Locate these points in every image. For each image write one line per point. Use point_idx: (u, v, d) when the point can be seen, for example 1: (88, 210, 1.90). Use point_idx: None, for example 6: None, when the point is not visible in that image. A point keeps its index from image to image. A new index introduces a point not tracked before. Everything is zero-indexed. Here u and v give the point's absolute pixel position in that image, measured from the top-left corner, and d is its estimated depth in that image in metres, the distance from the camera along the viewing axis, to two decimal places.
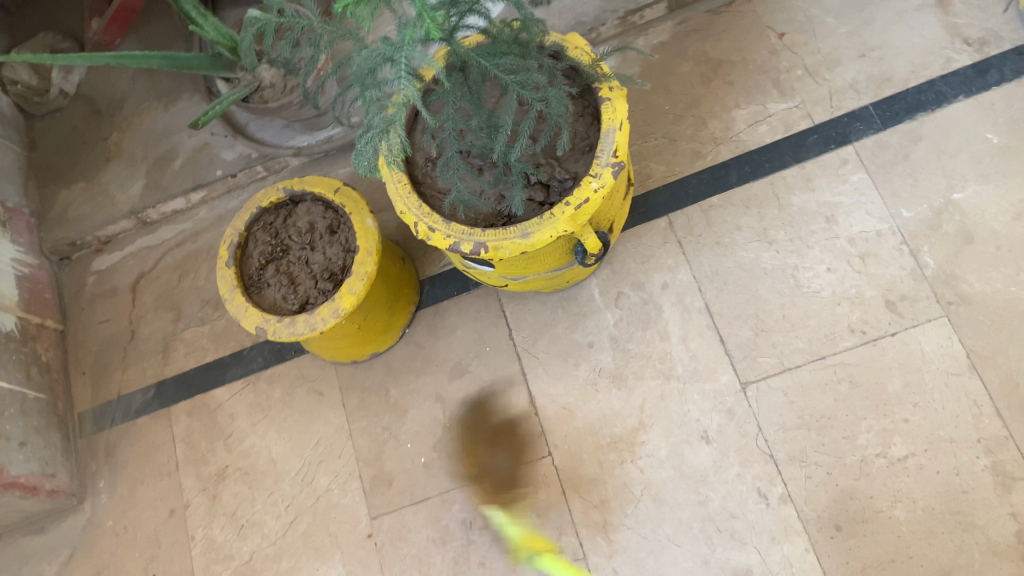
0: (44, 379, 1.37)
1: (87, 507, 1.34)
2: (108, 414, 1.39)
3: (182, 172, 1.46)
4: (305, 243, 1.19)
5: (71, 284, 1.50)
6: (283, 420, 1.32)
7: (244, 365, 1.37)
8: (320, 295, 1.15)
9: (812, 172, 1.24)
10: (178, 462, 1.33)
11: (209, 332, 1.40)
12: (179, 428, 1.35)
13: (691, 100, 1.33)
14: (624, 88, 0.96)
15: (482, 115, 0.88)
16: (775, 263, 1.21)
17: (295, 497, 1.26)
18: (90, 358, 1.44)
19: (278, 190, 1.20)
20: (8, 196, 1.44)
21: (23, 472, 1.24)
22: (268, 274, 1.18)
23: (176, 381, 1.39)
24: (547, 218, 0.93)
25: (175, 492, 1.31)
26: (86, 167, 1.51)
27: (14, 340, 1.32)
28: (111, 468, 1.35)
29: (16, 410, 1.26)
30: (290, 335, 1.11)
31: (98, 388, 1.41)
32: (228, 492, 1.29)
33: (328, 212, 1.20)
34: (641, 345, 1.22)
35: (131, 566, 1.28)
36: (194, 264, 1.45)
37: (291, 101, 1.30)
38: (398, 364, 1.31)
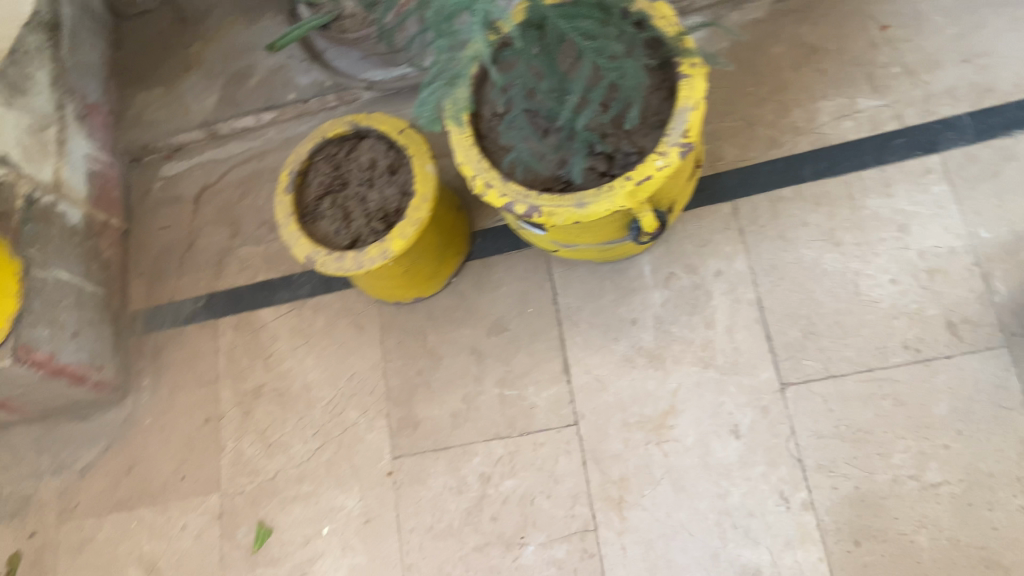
0: (103, 275, 1.41)
1: (129, 402, 1.39)
2: (159, 317, 1.44)
3: (256, 91, 1.48)
4: (363, 180, 1.19)
5: (139, 185, 1.53)
6: (322, 348, 1.35)
7: (293, 290, 1.39)
8: (371, 234, 1.16)
9: (891, 177, 1.19)
10: (219, 373, 1.37)
11: (263, 253, 1.43)
12: (223, 341, 1.39)
13: (776, 84, 1.28)
14: (706, 67, 0.93)
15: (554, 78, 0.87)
16: (837, 266, 1.17)
17: (323, 424, 1.30)
18: (148, 261, 1.48)
19: (344, 123, 1.20)
20: (89, 91, 1.46)
21: (72, 361, 1.29)
22: (324, 205, 1.19)
23: (226, 295, 1.42)
24: (605, 191, 0.93)
25: (212, 402, 1.36)
26: (166, 73, 1.53)
27: (78, 234, 1.36)
28: (155, 369, 1.40)
29: (73, 302, 1.31)
30: (337, 269, 1.13)
31: (152, 291, 1.46)
32: (262, 410, 1.33)
33: (390, 152, 1.20)
34: (684, 329, 1.20)
35: (163, 465, 1.34)
36: (256, 184, 1.47)
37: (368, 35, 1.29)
38: (440, 311, 1.32)
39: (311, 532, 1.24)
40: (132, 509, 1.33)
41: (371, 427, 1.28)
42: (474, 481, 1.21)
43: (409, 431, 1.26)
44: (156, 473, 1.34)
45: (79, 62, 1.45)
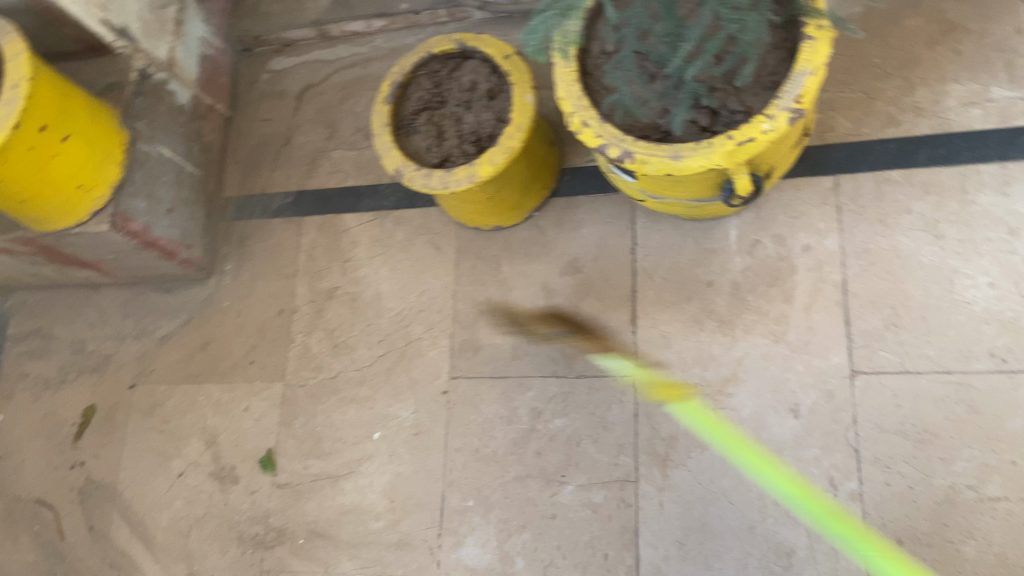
0: (203, 158, 1.45)
1: (211, 283, 1.46)
2: (248, 207, 1.48)
3: None
4: (462, 101, 1.19)
5: (246, 75, 1.56)
6: (398, 261, 1.37)
7: (378, 200, 1.42)
8: (461, 156, 1.16)
9: (1012, 175, 1.11)
10: (297, 269, 1.42)
11: (355, 159, 1.45)
12: (305, 239, 1.43)
13: (906, 59, 1.21)
14: (833, 32, 0.88)
15: (671, 20, 0.87)
16: (934, 260, 1.11)
17: (389, 335, 1.33)
18: (245, 150, 1.51)
19: (451, 40, 1.18)
20: None
21: (165, 236, 1.34)
22: (419, 121, 1.19)
23: (313, 195, 1.45)
24: (704, 147, 0.91)
25: (287, 295, 1.40)
26: None
27: (184, 114, 1.40)
28: (239, 256, 1.46)
29: (172, 179, 1.36)
30: (423, 186, 1.14)
31: (245, 180, 1.50)
32: (333, 311, 1.37)
33: (492, 76, 1.18)
34: (761, 300, 1.17)
35: (235, 347, 1.40)
36: (358, 90, 1.48)
37: None
38: (518, 243, 1.32)
39: (362, 434, 1.29)
40: (202, 384, 1.40)
41: (433, 345, 1.31)
42: (524, 414, 1.23)
43: (469, 354, 1.28)
44: (228, 354, 1.41)
45: None
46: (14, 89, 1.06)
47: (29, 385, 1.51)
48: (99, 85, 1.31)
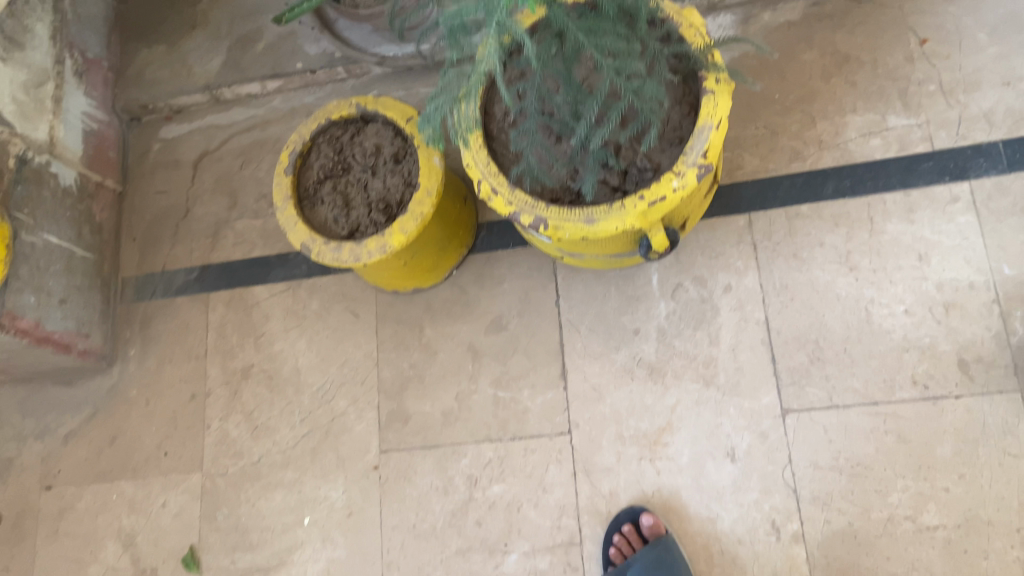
0: (95, 239, 1.37)
1: (115, 371, 1.36)
2: (150, 286, 1.40)
3: (263, 57, 1.40)
4: (367, 167, 1.14)
5: (137, 146, 1.48)
6: (316, 332, 1.31)
7: (289, 269, 1.35)
8: (371, 225, 1.11)
9: (916, 201, 1.14)
10: (208, 349, 1.34)
11: (261, 227, 1.39)
12: (214, 316, 1.35)
13: (805, 93, 1.22)
14: (732, 84, 0.88)
15: (570, 86, 0.85)
16: (850, 291, 1.13)
17: (311, 411, 1.27)
18: (142, 226, 1.43)
19: (350, 105, 1.14)
20: (88, 45, 1.40)
21: (58, 329, 1.25)
22: (324, 190, 1.14)
23: (219, 268, 1.38)
24: (616, 208, 0.89)
25: (199, 378, 1.33)
26: (169, 29, 1.46)
27: (71, 196, 1.31)
28: (144, 339, 1.37)
29: (62, 268, 1.27)
30: (333, 260, 1.09)
31: (144, 258, 1.41)
32: (250, 391, 1.30)
33: (396, 139, 1.15)
34: (687, 344, 1.16)
35: (147, 439, 1.32)
36: (259, 154, 1.42)
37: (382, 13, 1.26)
38: (439, 303, 1.28)
39: (292, 520, 1.23)
40: (114, 481, 1.31)
41: (359, 418, 1.25)
42: (460, 483, 1.19)
43: (399, 425, 1.23)
44: (140, 447, 1.32)
45: (79, 14, 1.39)
46: None
47: None
48: None
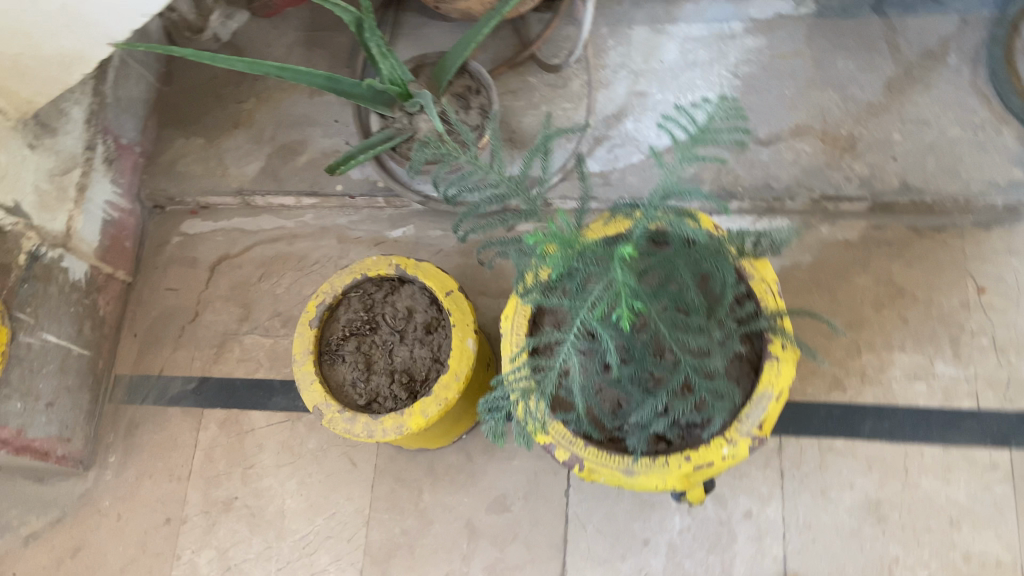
0: (96, 334, 1.30)
1: (90, 477, 1.29)
2: (143, 389, 1.33)
3: (303, 171, 1.37)
4: (395, 331, 1.09)
5: (155, 235, 1.42)
6: (309, 474, 1.24)
7: (291, 398, 1.29)
8: (390, 396, 1.05)
9: (953, 460, 1.10)
10: (192, 471, 1.27)
11: (270, 348, 1.33)
12: (204, 436, 1.29)
13: (854, 318, 1.18)
14: (798, 353, 0.83)
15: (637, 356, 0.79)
16: (875, 544, 1.08)
17: (289, 562, 1.20)
18: (146, 322, 1.37)
19: (389, 265, 1.09)
20: (124, 130, 1.35)
21: (40, 436, 1.18)
22: (347, 347, 1.08)
23: (219, 384, 1.32)
24: (659, 463, 0.82)
25: (178, 502, 1.26)
26: (212, 124, 1.42)
27: (79, 290, 1.25)
28: (127, 446, 1.30)
29: (56, 368, 1.20)
30: (345, 431, 1.02)
31: (142, 357, 1.35)
32: (228, 526, 1.23)
33: (430, 306, 1.09)
34: (697, 567, 1.11)
35: (111, 558, 1.24)
36: (280, 269, 1.36)
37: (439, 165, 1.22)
38: (442, 469, 1.21)
39: None
40: None
41: None
42: None
43: None
44: (102, 566, 1.24)
45: (120, 98, 1.34)
46: None
47: None
48: None
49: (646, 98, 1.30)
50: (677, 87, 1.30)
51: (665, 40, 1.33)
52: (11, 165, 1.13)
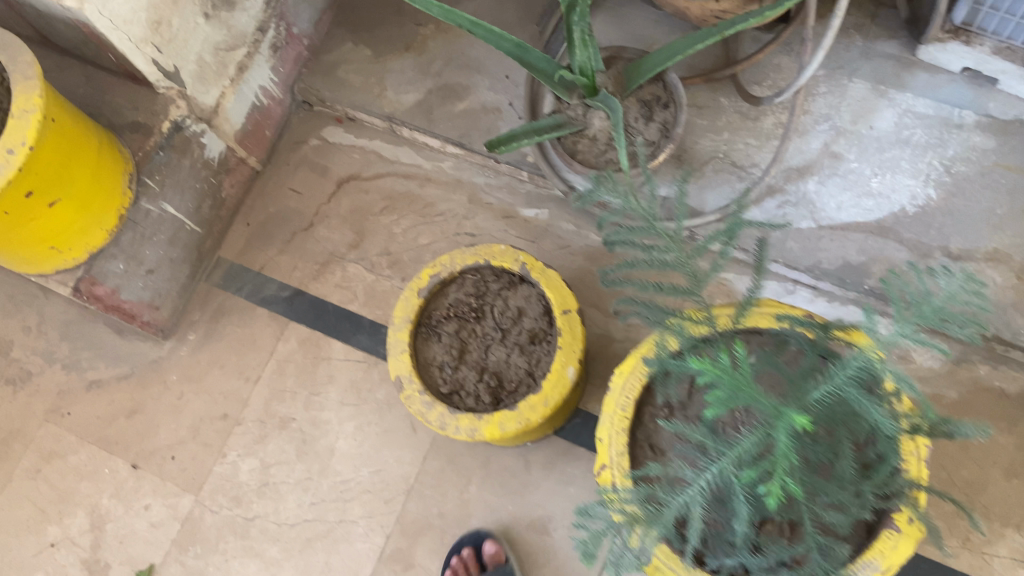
0: (212, 215, 1.29)
1: (166, 347, 1.31)
2: (239, 281, 1.33)
3: (459, 119, 1.31)
4: (499, 328, 1.03)
5: (295, 131, 1.39)
6: (368, 422, 1.23)
7: (375, 342, 1.27)
8: (473, 393, 1.00)
9: None
10: (261, 377, 1.27)
11: (369, 284, 1.30)
12: (283, 348, 1.28)
13: (978, 476, 1.06)
14: (923, 533, 0.74)
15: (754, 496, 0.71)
16: None
17: (324, 499, 1.19)
18: (262, 216, 1.36)
19: (515, 260, 1.03)
20: (298, 19, 1.30)
21: (132, 300, 1.18)
22: (446, 327, 1.04)
23: (312, 302, 1.30)
24: None
25: (239, 401, 1.26)
26: (384, 38, 1.36)
27: (208, 168, 1.23)
28: (208, 330, 1.31)
29: (166, 239, 1.19)
30: (418, 413, 0.98)
31: (247, 249, 1.34)
32: (277, 443, 1.23)
33: (542, 317, 1.03)
34: None
35: (164, 431, 1.26)
36: (404, 208, 1.33)
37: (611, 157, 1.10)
38: (497, 468, 1.17)
39: None
40: (113, 455, 1.26)
41: (364, 536, 1.17)
42: None
43: (397, 567, 1.15)
44: (153, 435, 1.26)
45: None
46: (6, 153, 0.85)
47: None
48: (123, 116, 1.12)
49: (839, 162, 1.17)
50: (877, 162, 1.16)
51: (883, 106, 1.19)
52: (182, 30, 1.08)
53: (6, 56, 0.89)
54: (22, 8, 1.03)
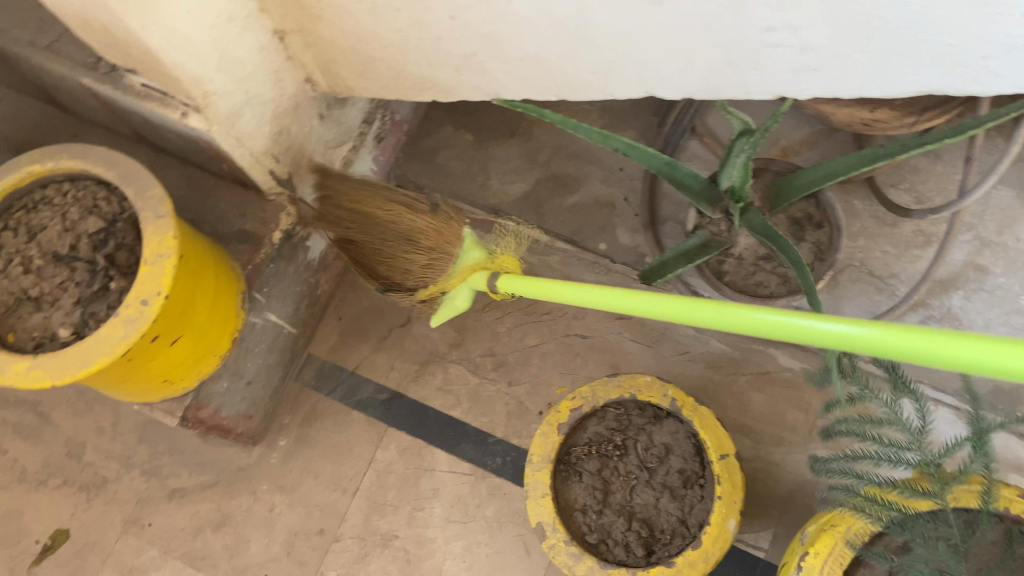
0: (307, 313, 1.21)
1: (254, 453, 1.23)
2: (333, 381, 1.25)
3: (570, 213, 1.25)
4: (644, 467, 0.96)
5: None
6: (476, 542, 1.15)
7: (481, 453, 1.20)
8: (621, 543, 0.93)
9: None
10: (358, 489, 1.20)
11: (473, 388, 1.23)
12: (382, 456, 1.21)
13: None
14: None
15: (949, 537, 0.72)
16: None
17: None
18: (355, 310, 1.28)
19: (665, 395, 0.95)
20: (401, 106, 1.23)
21: (230, 415, 1.10)
22: (587, 465, 0.97)
23: (411, 406, 1.23)
24: None
25: (336, 515, 1.19)
26: (487, 123, 1.31)
27: (310, 269, 1.15)
28: (300, 436, 1.23)
29: (264, 348, 1.11)
30: (564, 566, 0.90)
31: (341, 345, 1.27)
32: (380, 562, 1.16)
33: (692, 457, 0.95)
34: None
35: (255, 546, 1.18)
36: (508, 306, 1.25)
37: (767, 279, 1.02)
38: None
39: None
40: (199, 572, 1.18)
41: None
42: None
43: None
44: (243, 550, 1.18)
45: None
46: (141, 305, 0.76)
47: None
48: (231, 224, 1.04)
49: (985, 276, 1.11)
50: None
51: None
52: (299, 135, 1.00)
53: (134, 189, 0.80)
54: (128, 116, 0.93)
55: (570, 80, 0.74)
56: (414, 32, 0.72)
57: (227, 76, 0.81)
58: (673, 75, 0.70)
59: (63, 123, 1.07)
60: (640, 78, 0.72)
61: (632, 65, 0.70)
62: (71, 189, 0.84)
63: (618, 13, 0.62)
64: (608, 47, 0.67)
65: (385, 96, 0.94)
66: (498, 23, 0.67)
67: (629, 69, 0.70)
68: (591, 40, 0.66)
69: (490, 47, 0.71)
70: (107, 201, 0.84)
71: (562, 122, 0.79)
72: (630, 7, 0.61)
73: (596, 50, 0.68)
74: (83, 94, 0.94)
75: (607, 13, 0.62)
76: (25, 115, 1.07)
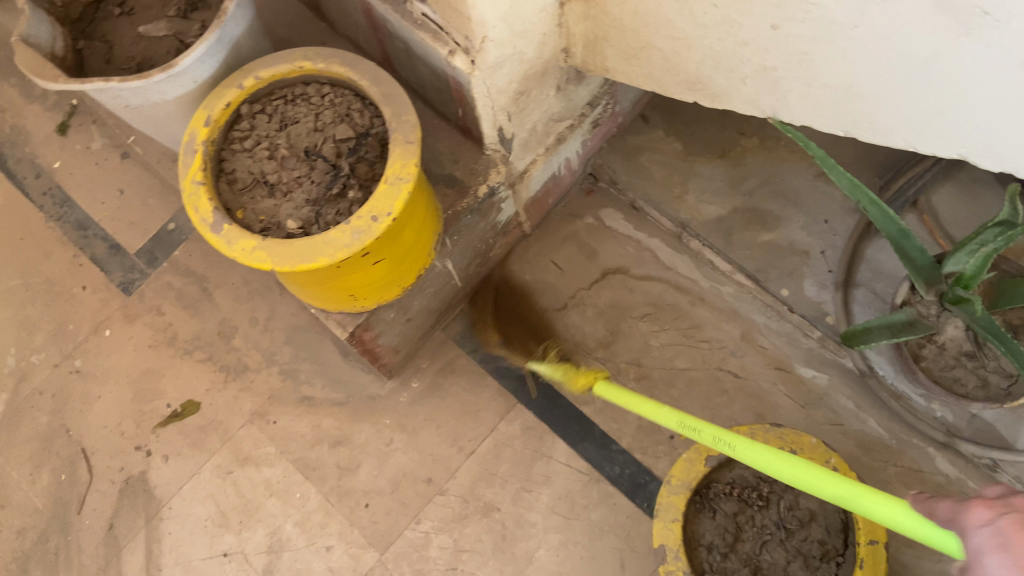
0: (474, 271, 1.22)
1: (387, 386, 1.25)
2: (477, 342, 1.27)
3: (759, 250, 1.22)
4: (782, 526, 0.94)
5: (574, 204, 1.31)
6: (574, 540, 1.14)
7: (601, 457, 1.18)
8: None
9: None
10: (474, 452, 1.20)
11: (610, 391, 1.21)
12: (504, 428, 1.21)
13: None
14: None
15: None
16: None
17: None
18: (517, 280, 1.29)
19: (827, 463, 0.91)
20: (624, 98, 1.22)
21: (383, 345, 1.12)
22: (725, 505, 0.94)
23: (545, 389, 1.23)
24: None
25: (447, 469, 1.20)
26: (700, 138, 1.29)
27: (493, 230, 1.16)
28: (434, 383, 1.25)
29: (432, 292, 1.13)
30: None
31: (494, 310, 1.28)
32: (476, 528, 1.17)
33: (836, 532, 0.92)
34: None
35: (363, 473, 1.21)
36: (669, 321, 1.23)
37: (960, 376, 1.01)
38: None
39: None
40: (307, 480, 1.22)
41: None
42: None
43: None
44: (351, 475, 1.21)
45: None
46: (369, 220, 0.78)
47: (152, 325, 1.33)
48: (442, 166, 1.05)
49: None
50: None
51: None
52: (535, 102, 1.01)
53: (391, 110, 0.82)
54: (390, 39, 0.96)
55: (874, 121, 0.72)
56: (719, 31, 0.72)
57: (506, 26, 0.82)
58: (1000, 148, 0.67)
59: (314, 28, 1.11)
60: (959, 142, 0.69)
61: (958, 124, 0.67)
62: (330, 93, 0.87)
63: (979, 71, 0.60)
64: (942, 100, 0.65)
65: (638, 85, 0.94)
66: (826, 45, 0.66)
67: (954, 127, 0.68)
68: (928, 88, 0.65)
69: (799, 66, 0.70)
70: (360, 113, 0.86)
71: (822, 157, 0.76)
72: (996, 66, 0.59)
73: (928, 100, 0.66)
74: (353, 6, 0.97)
75: (964, 65, 0.60)
76: (283, 12, 1.12)
